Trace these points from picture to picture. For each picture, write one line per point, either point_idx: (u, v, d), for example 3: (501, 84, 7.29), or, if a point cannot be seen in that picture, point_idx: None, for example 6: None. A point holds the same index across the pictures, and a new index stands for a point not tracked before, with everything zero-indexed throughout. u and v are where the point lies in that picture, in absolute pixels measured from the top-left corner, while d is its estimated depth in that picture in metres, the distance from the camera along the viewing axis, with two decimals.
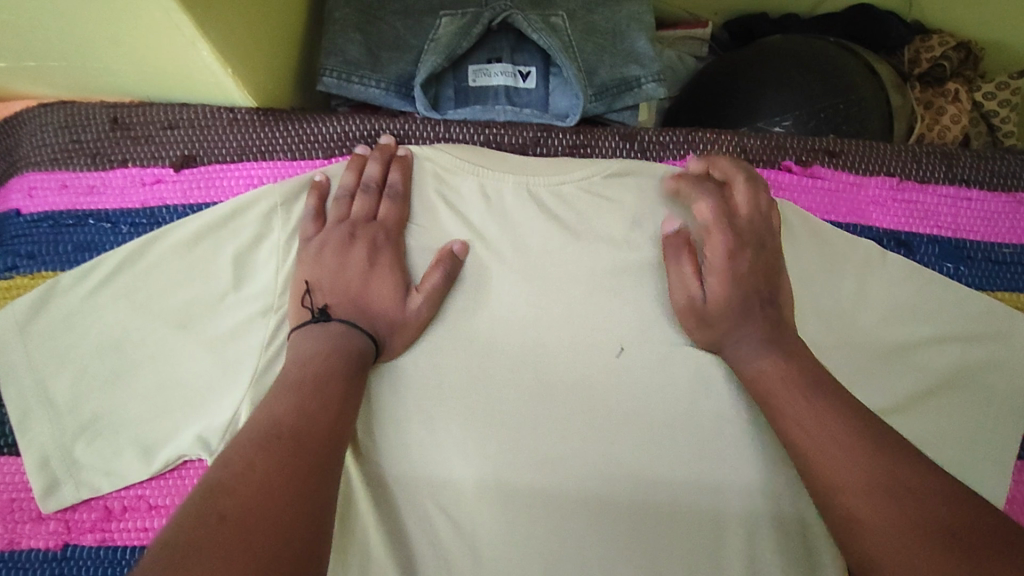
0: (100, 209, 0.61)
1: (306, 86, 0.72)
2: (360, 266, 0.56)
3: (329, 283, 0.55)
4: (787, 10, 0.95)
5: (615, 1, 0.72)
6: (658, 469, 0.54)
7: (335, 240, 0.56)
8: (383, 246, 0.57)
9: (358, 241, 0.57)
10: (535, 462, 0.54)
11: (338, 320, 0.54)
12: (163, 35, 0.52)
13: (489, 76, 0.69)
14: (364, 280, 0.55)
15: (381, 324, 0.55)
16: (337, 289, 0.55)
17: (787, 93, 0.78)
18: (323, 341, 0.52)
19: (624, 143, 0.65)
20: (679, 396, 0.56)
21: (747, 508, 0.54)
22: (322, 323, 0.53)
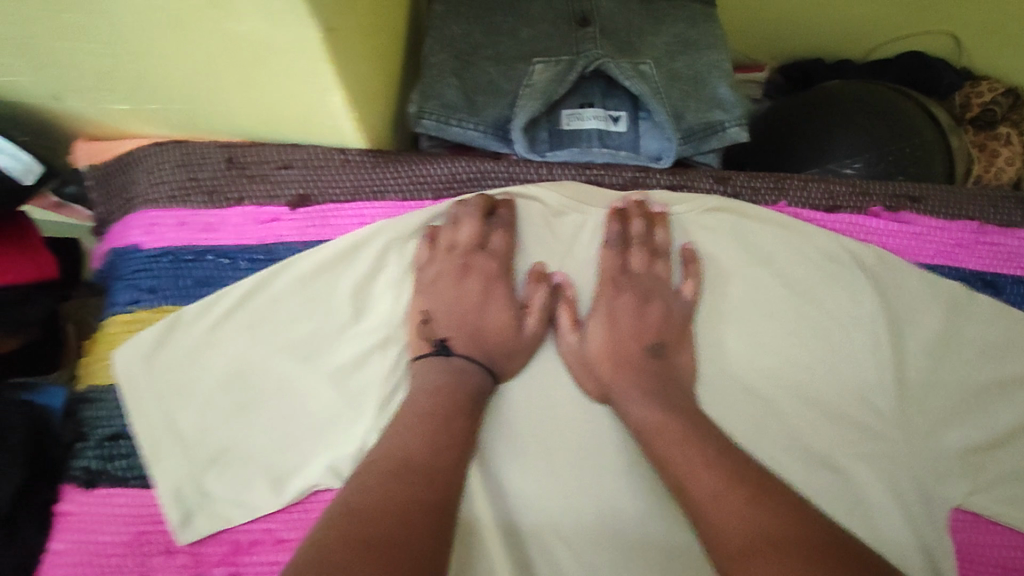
0: (218, 245, 0.63)
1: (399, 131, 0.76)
2: (476, 296, 0.61)
3: (446, 311, 0.60)
4: (839, 56, 1.00)
5: (695, 51, 0.76)
6: None
7: (449, 271, 0.61)
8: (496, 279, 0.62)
9: (472, 271, 0.61)
10: (654, 494, 0.56)
11: (458, 353, 0.58)
12: (297, 81, 0.55)
13: (582, 120, 0.72)
14: (478, 312, 0.61)
15: (497, 349, 0.58)
16: (454, 314, 0.60)
17: (854, 137, 0.82)
18: (444, 372, 0.56)
19: (717, 185, 0.67)
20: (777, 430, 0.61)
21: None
22: (445, 355, 0.58)
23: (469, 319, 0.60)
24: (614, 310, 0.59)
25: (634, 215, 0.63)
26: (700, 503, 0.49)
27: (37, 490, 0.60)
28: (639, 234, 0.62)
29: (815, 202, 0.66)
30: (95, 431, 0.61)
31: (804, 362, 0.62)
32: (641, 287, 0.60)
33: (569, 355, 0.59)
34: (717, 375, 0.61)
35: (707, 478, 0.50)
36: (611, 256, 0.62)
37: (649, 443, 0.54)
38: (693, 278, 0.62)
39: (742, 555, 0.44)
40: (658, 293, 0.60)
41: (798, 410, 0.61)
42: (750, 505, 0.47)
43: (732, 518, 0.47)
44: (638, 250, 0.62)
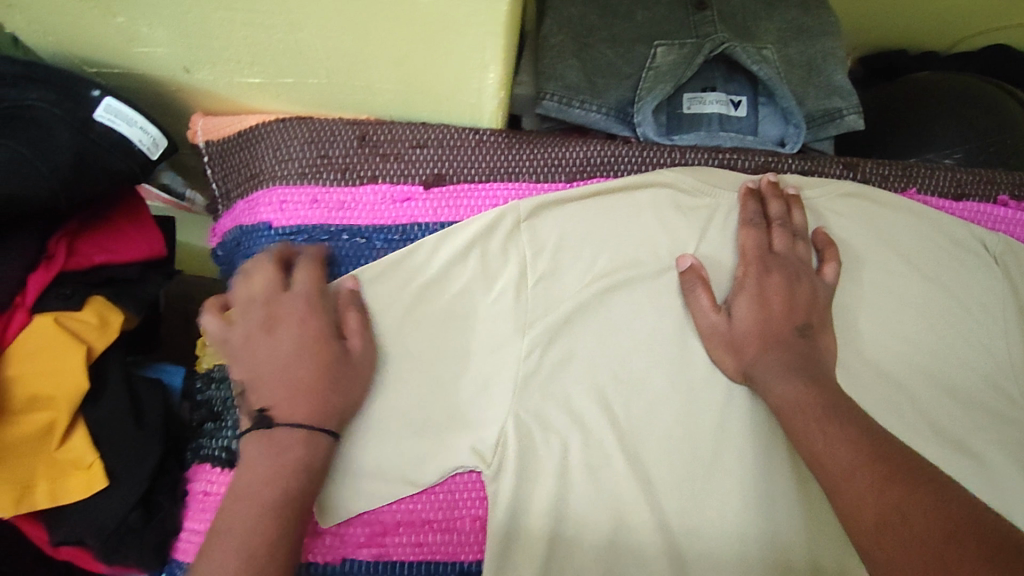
0: (353, 224, 0.62)
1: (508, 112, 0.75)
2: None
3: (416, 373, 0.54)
4: (922, 48, 1.00)
5: (810, 38, 0.76)
6: None
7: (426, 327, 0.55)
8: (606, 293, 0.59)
9: (278, 322, 0.54)
10: None
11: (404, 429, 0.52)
12: (458, 57, 0.54)
13: (703, 104, 0.71)
14: (284, 364, 0.52)
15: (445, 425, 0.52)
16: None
17: (956, 128, 0.82)
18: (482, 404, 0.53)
19: (847, 170, 0.67)
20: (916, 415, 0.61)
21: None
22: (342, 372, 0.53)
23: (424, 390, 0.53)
24: (760, 288, 0.59)
25: (771, 196, 0.63)
26: (835, 474, 0.48)
27: (170, 469, 0.60)
28: (779, 216, 0.62)
29: (943, 190, 0.67)
30: (229, 410, 0.59)
31: (940, 350, 0.63)
32: (784, 268, 0.60)
33: (714, 335, 0.59)
34: (856, 361, 0.61)
35: (844, 455, 0.48)
36: (753, 234, 0.62)
37: (789, 420, 0.54)
38: (833, 262, 0.62)
39: (878, 529, 0.44)
40: (798, 273, 0.60)
41: (932, 395, 0.62)
42: (886, 483, 0.45)
43: (863, 493, 0.46)
44: (781, 231, 0.61)
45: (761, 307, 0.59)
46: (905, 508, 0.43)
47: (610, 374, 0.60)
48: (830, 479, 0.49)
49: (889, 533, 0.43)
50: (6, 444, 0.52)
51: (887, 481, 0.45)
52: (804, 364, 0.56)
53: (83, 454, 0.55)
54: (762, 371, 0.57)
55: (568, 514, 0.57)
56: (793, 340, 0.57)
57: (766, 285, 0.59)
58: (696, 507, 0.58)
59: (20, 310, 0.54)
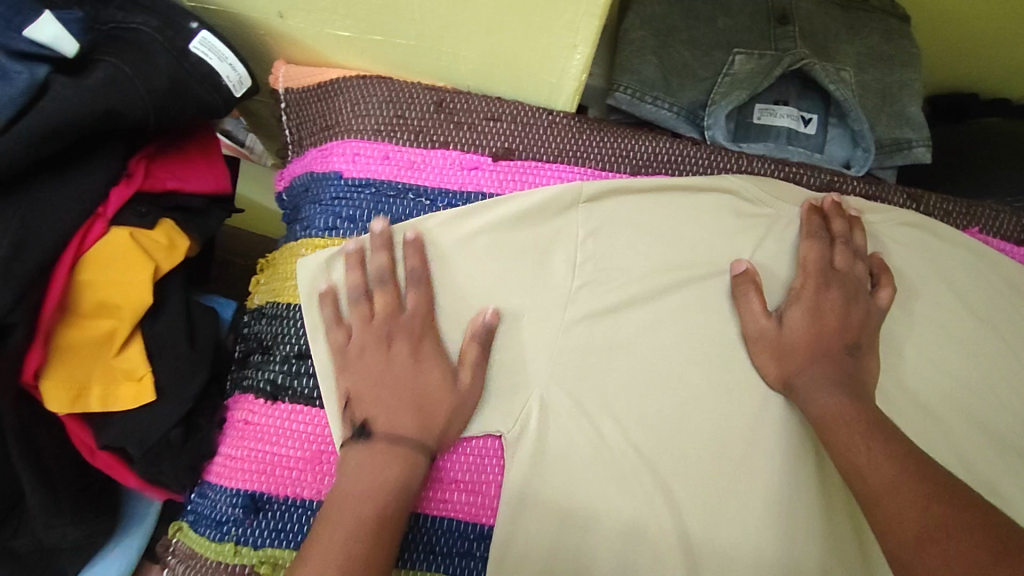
0: (418, 185, 0.63)
1: None
2: (405, 363, 0.56)
3: (373, 391, 0.55)
4: (997, 94, 0.99)
5: (887, 66, 0.76)
6: None
7: (374, 343, 0.56)
8: (422, 337, 0.57)
9: (397, 338, 0.56)
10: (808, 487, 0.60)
11: (380, 433, 0.54)
12: (550, 34, 0.56)
13: (774, 117, 0.72)
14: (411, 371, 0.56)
15: (421, 424, 0.54)
16: (381, 392, 0.55)
17: (1021, 176, 0.81)
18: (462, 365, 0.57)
19: (910, 202, 0.67)
20: (955, 453, 0.60)
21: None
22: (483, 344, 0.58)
23: (404, 394, 0.55)
24: (815, 301, 0.60)
25: (834, 215, 0.64)
26: (872, 487, 0.49)
27: (210, 393, 0.62)
28: (840, 234, 0.62)
29: (1005, 233, 0.67)
30: (278, 345, 0.60)
31: (983, 390, 0.62)
32: (843, 285, 0.61)
33: (761, 339, 0.60)
34: (896, 386, 0.61)
35: (890, 472, 0.48)
36: (816, 248, 0.62)
37: (830, 432, 0.54)
38: (888, 287, 0.62)
39: (918, 543, 0.44)
40: (853, 292, 0.61)
41: (972, 433, 0.61)
42: (933, 502, 0.45)
43: (906, 510, 0.45)
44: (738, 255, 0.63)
45: (819, 317, 0.59)
46: (951, 527, 0.43)
47: (649, 366, 0.61)
48: (868, 495, 0.48)
49: (938, 545, 0.43)
50: (69, 343, 0.54)
51: (935, 501, 0.45)
52: (850, 382, 0.57)
53: (136, 367, 0.56)
54: (805, 381, 0.57)
55: (583, 491, 0.58)
56: (842, 355, 0.58)
57: (820, 299, 0.60)
58: (713, 507, 0.58)
59: (99, 220, 0.55)
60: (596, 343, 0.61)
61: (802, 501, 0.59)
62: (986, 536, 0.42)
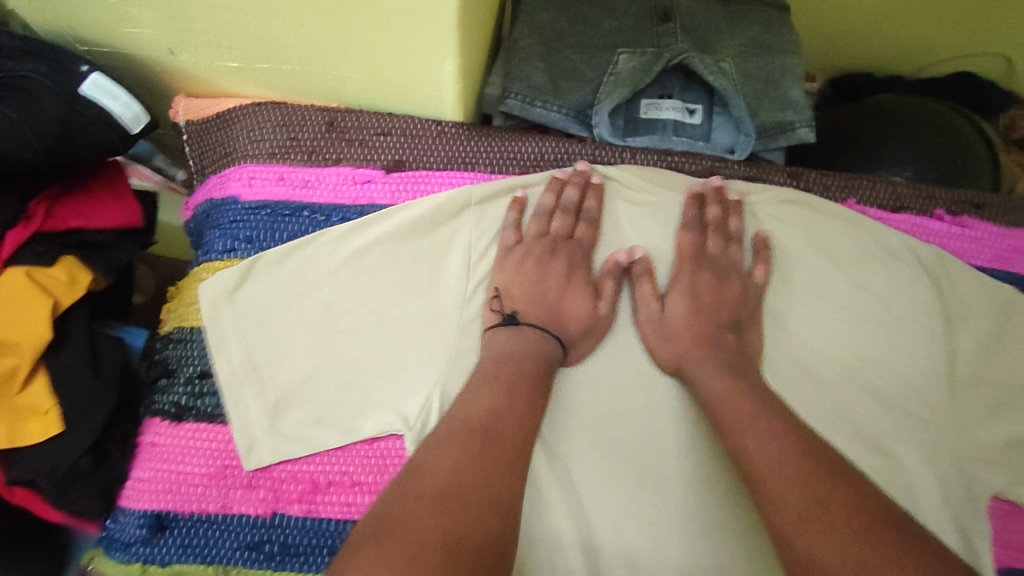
0: (314, 203, 0.65)
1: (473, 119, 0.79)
2: (556, 273, 0.63)
3: (525, 291, 0.62)
4: (891, 72, 1.04)
5: (769, 53, 0.80)
6: None
7: (537, 252, 0.64)
8: (579, 264, 0.64)
9: (557, 252, 0.64)
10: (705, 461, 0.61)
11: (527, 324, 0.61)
12: (419, 50, 0.58)
13: (660, 110, 0.75)
14: (560, 289, 0.63)
15: (558, 321, 0.62)
16: (528, 292, 0.62)
17: (908, 148, 0.86)
18: (519, 342, 0.59)
19: (790, 179, 0.70)
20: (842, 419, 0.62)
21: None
22: (514, 326, 0.61)
23: (545, 299, 0.63)
24: (690, 284, 0.64)
25: (712, 201, 0.67)
26: (750, 467, 0.50)
27: (121, 421, 0.63)
28: (714, 219, 0.66)
29: (882, 202, 0.70)
30: (183, 367, 0.62)
31: (867, 353, 0.65)
32: (714, 267, 0.64)
33: (649, 323, 0.63)
34: (781, 356, 0.64)
35: (772, 450, 0.50)
36: (690, 235, 0.65)
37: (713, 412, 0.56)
38: (764, 263, 0.66)
39: (800, 525, 0.45)
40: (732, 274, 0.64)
41: (857, 395, 0.63)
42: (814, 484, 0.47)
43: (791, 492, 0.47)
44: (561, 218, 0.65)
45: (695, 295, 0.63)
46: (828, 510, 0.45)
47: None
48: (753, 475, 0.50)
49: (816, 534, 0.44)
50: None
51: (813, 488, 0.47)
52: (733, 363, 0.59)
53: (41, 402, 0.58)
54: (695, 369, 0.59)
55: None
56: (723, 335, 0.62)
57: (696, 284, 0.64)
58: (613, 490, 0.60)
59: None
60: None
61: (701, 474, 0.61)
62: (851, 516, 0.44)
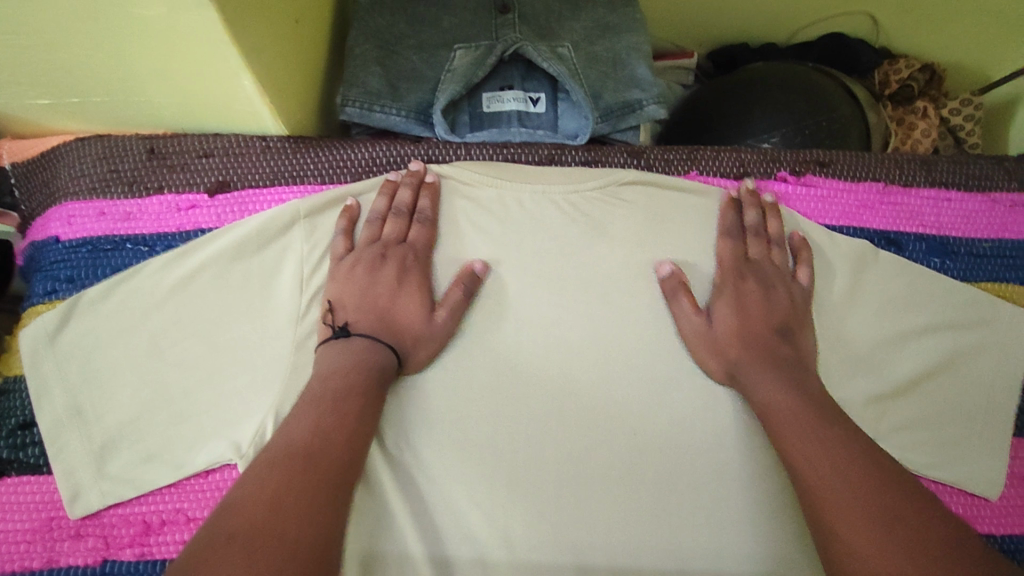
0: (137, 234, 0.64)
1: (320, 128, 0.76)
2: (391, 278, 0.60)
3: (354, 301, 0.59)
4: (766, 40, 1.04)
5: (614, 34, 0.78)
6: (668, 459, 0.58)
7: (366, 261, 0.60)
8: (410, 266, 0.61)
9: (390, 259, 0.61)
10: (560, 460, 0.58)
11: (361, 334, 0.57)
12: (212, 70, 0.56)
13: (501, 102, 0.73)
14: (392, 297, 0.59)
15: (395, 328, 0.58)
16: (365, 302, 0.59)
17: (773, 114, 0.85)
18: (348, 355, 0.56)
19: (632, 159, 0.69)
20: (705, 400, 0.60)
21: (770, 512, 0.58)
22: (344, 338, 0.57)
23: (384, 311, 0.59)
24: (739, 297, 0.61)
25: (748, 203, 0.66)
26: (810, 476, 0.48)
27: None
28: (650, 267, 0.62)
29: (726, 170, 0.68)
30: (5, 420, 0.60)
31: None
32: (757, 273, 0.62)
33: (698, 338, 0.59)
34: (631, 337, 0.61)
35: None
36: (730, 244, 0.63)
37: None
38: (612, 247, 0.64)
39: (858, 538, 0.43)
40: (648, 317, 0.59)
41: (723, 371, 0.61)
42: (877, 500, 0.45)
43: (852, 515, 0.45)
44: (393, 221, 0.62)
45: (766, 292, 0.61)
46: (881, 494, 0.45)
47: None
48: None
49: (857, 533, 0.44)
50: None
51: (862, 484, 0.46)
52: (789, 371, 0.57)
53: None
54: (747, 373, 0.57)
55: None
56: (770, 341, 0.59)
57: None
58: (468, 496, 0.56)
59: None
60: None
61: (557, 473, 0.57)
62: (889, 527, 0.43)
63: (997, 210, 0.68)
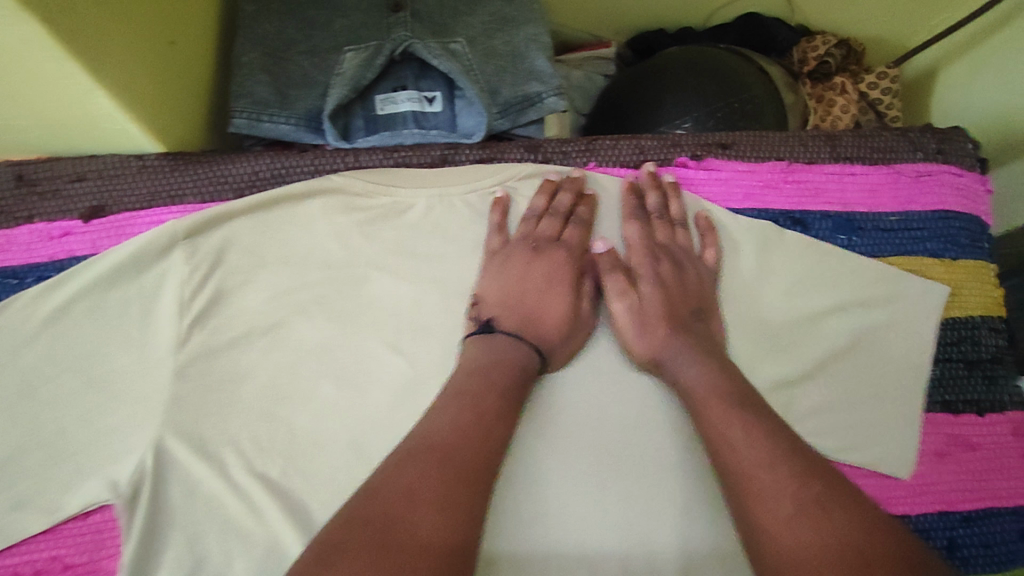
0: (6, 266, 0.60)
1: (211, 142, 0.73)
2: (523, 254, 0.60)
3: (505, 294, 0.58)
4: (682, 25, 1.02)
5: (512, 26, 0.76)
6: (576, 459, 0.58)
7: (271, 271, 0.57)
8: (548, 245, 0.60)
9: (544, 251, 0.60)
10: None
11: (509, 328, 0.56)
12: (56, 88, 0.51)
13: (395, 104, 0.71)
14: (527, 267, 0.59)
15: (524, 295, 0.58)
16: (511, 294, 0.58)
17: (685, 99, 0.84)
18: (497, 352, 0.54)
19: (528, 153, 0.67)
20: (619, 393, 0.60)
21: (679, 502, 0.57)
22: (490, 333, 0.56)
23: (512, 285, 0.58)
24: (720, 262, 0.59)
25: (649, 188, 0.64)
26: (740, 472, 0.43)
27: None
28: (562, 207, 0.62)
29: (623, 160, 0.67)
30: None
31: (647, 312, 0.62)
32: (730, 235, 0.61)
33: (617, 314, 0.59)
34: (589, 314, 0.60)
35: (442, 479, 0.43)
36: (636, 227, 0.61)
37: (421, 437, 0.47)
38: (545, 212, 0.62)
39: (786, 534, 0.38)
40: (565, 255, 0.60)
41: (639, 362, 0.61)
42: (795, 501, 0.40)
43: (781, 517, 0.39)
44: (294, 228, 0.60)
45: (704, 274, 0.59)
46: (808, 489, 0.40)
47: (271, 390, 0.58)
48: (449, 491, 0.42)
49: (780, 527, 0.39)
50: None
51: (799, 483, 0.41)
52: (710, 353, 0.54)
53: None
54: (670, 356, 0.54)
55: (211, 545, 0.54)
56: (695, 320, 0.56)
57: (506, 260, 0.59)
58: None
59: None
60: (218, 378, 0.58)
61: None
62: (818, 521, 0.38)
63: (902, 181, 0.67)
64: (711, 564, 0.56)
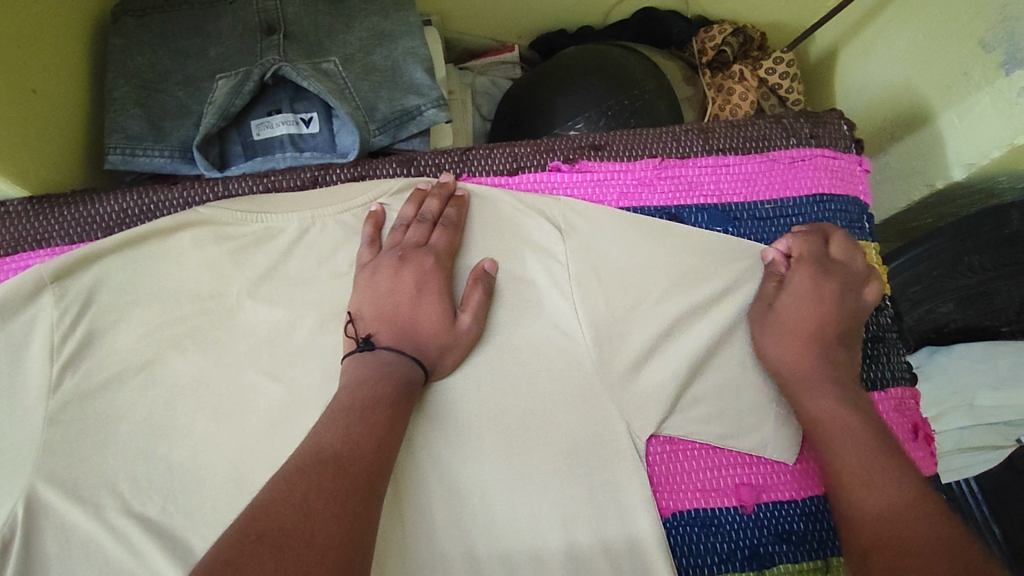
0: None
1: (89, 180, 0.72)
2: (387, 263, 0.59)
3: (377, 310, 0.58)
4: (581, 24, 1.02)
5: (390, 40, 0.75)
6: (460, 467, 0.58)
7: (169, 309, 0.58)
8: (416, 251, 0.60)
9: (409, 259, 0.59)
10: None
11: (385, 346, 0.56)
12: None
13: (271, 128, 0.71)
14: (392, 276, 0.58)
15: (389, 306, 0.57)
16: (385, 312, 0.57)
17: (575, 99, 0.84)
18: (375, 367, 0.54)
19: (401, 168, 0.66)
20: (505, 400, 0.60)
21: (564, 497, 0.58)
22: (370, 351, 0.56)
23: (389, 297, 0.58)
24: (818, 291, 0.61)
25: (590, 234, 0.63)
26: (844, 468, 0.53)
27: None
28: (429, 213, 0.62)
29: (499, 168, 0.67)
30: None
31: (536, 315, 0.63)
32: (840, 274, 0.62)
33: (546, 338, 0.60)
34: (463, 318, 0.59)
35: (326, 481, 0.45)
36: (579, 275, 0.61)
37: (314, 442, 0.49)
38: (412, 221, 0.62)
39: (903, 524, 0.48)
40: (431, 261, 0.60)
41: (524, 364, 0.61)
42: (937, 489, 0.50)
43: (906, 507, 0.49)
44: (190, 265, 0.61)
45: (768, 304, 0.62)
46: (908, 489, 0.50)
47: (147, 430, 0.58)
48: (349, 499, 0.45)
49: (865, 501, 0.51)
50: None
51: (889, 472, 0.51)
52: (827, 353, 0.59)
53: None
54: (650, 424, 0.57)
55: None
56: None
57: (375, 272, 0.59)
58: None
59: None
60: (92, 421, 0.57)
61: None
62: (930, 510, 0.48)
63: (777, 167, 0.68)
64: (598, 563, 0.56)
